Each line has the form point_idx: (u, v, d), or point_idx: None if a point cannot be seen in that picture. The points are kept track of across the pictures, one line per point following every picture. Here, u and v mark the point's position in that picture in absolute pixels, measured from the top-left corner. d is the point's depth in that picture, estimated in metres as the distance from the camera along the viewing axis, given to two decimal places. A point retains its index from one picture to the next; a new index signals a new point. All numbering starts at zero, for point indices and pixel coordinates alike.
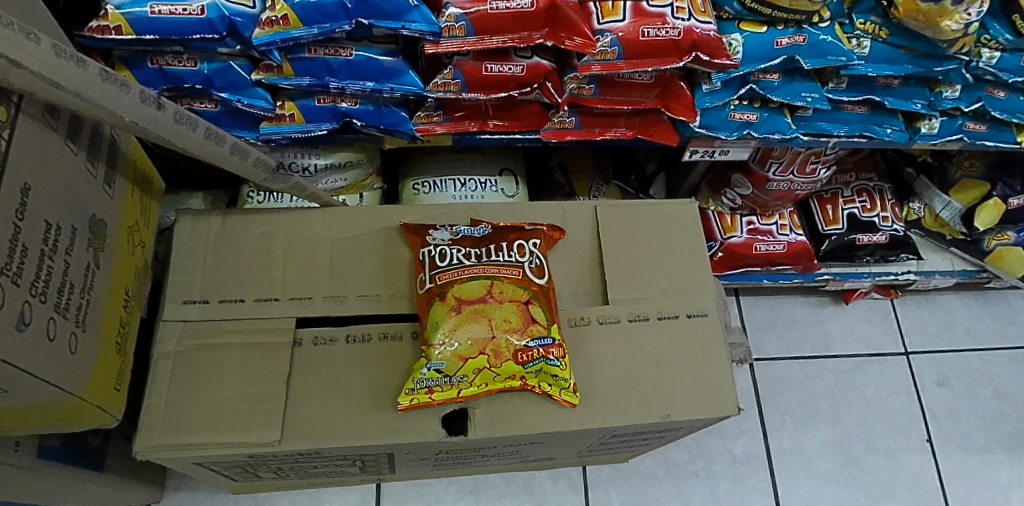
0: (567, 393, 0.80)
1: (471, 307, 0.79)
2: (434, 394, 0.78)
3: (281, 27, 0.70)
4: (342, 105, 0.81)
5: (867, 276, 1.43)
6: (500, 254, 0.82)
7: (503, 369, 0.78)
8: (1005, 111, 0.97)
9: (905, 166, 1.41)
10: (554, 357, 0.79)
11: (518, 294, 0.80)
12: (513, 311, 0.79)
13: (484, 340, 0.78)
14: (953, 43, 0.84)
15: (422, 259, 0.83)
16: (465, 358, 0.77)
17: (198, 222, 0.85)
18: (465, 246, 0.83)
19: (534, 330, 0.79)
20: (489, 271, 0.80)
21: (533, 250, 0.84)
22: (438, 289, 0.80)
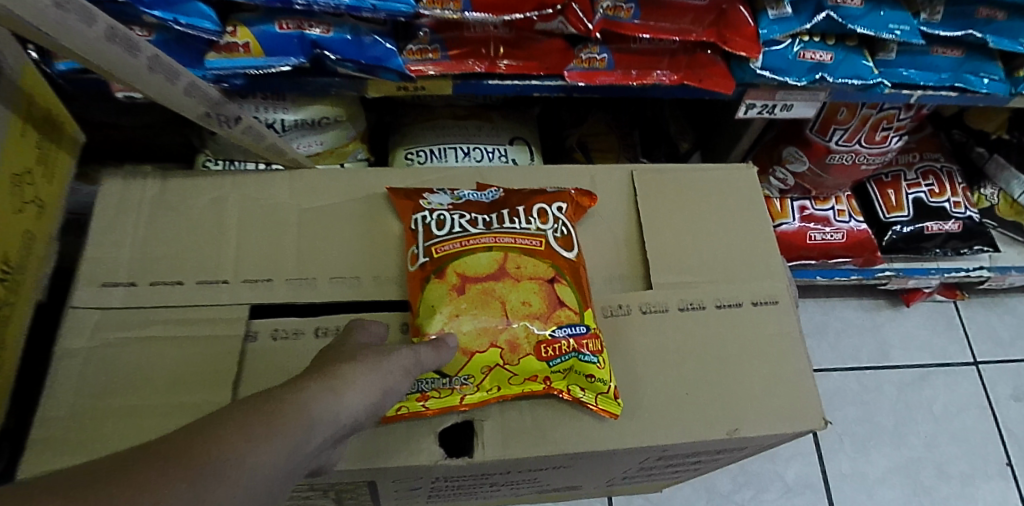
0: (603, 399, 0.61)
1: (480, 286, 0.60)
2: (429, 400, 0.59)
3: None
4: (311, 33, 0.63)
5: (935, 272, 1.24)
6: (516, 221, 0.64)
7: (520, 367, 0.59)
8: None
9: (975, 145, 1.22)
10: (587, 352, 0.61)
11: (540, 270, 0.62)
12: (535, 290, 0.61)
13: (496, 330, 0.59)
14: None
15: (414, 229, 0.65)
16: (471, 353, 0.59)
17: (130, 186, 0.67)
18: (470, 213, 0.65)
19: (563, 317, 0.61)
20: (502, 241, 0.62)
21: (558, 216, 0.66)
22: (435, 263, 0.62)
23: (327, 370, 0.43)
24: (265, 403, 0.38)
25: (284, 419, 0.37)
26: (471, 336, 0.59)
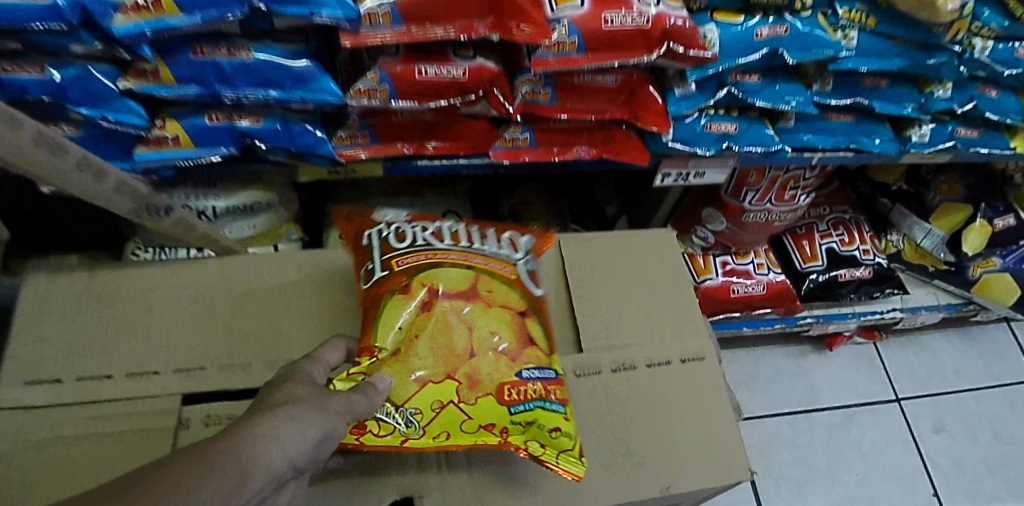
0: (569, 460, 0.57)
1: (449, 304, 0.61)
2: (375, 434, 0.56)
3: (153, 13, 0.55)
4: (240, 123, 0.65)
5: (852, 316, 1.32)
6: (484, 244, 0.66)
7: (476, 408, 0.58)
8: (999, 112, 0.91)
9: (880, 196, 1.33)
10: (552, 399, 0.60)
11: (509, 300, 0.64)
12: (507, 319, 0.62)
13: (460, 359, 0.60)
14: (949, 27, 0.75)
15: (369, 244, 0.66)
16: (427, 383, 0.58)
17: (56, 279, 0.67)
18: (432, 227, 0.67)
19: (531, 355, 0.62)
20: (473, 260, 0.64)
21: (528, 250, 0.68)
22: (396, 277, 0.63)
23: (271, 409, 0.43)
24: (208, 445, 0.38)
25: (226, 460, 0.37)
26: (434, 360, 0.59)
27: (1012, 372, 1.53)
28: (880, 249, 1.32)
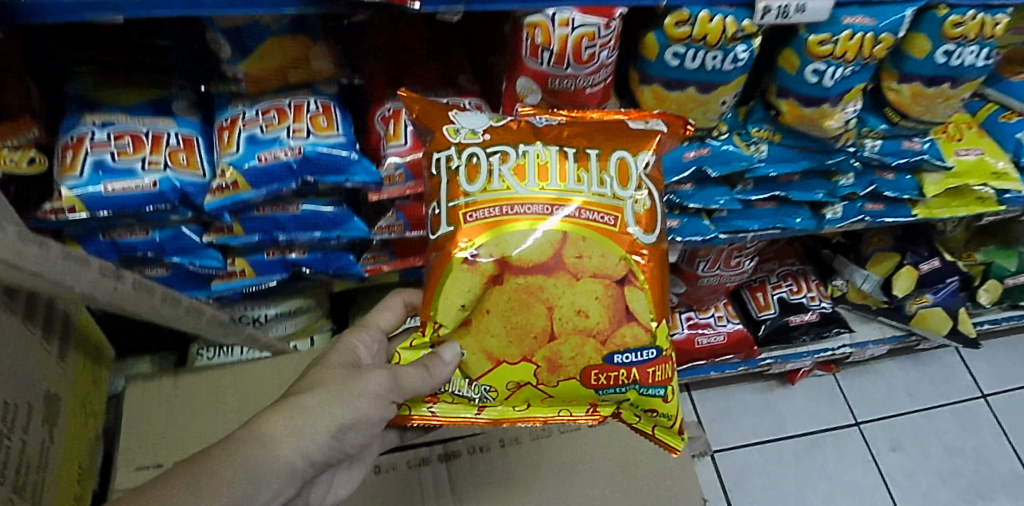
0: (660, 432, 0.73)
1: (531, 276, 0.66)
2: (455, 411, 0.70)
3: (232, 191, 0.75)
4: (290, 256, 0.86)
5: (806, 354, 1.51)
6: (580, 184, 0.68)
7: (556, 388, 0.69)
8: (896, 190, 1.10)
9: (822, 248, 1.51)
10: (649, 384, 0.69)
11: (605, 266, 0.67)
12: (597, 292, 0.66)
13: (542, 342, 0.66)
14: (838, 137, 0.94)
15: (438, 174, 0.70)
16: (500, 361, 0.68)
17: (150, 385, 0.87)
18: (512, 158, 0.68)
19: (629, 339, 0.67)
20: (557, 213, 0.67)
21: (643, 182, 0.70)
22: (467, 232, 0.66)
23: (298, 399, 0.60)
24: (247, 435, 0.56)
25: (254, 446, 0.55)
26: (514, 344, 0.67)
27: (961, 391, 1.69)
28: (826, 294, 1.51)
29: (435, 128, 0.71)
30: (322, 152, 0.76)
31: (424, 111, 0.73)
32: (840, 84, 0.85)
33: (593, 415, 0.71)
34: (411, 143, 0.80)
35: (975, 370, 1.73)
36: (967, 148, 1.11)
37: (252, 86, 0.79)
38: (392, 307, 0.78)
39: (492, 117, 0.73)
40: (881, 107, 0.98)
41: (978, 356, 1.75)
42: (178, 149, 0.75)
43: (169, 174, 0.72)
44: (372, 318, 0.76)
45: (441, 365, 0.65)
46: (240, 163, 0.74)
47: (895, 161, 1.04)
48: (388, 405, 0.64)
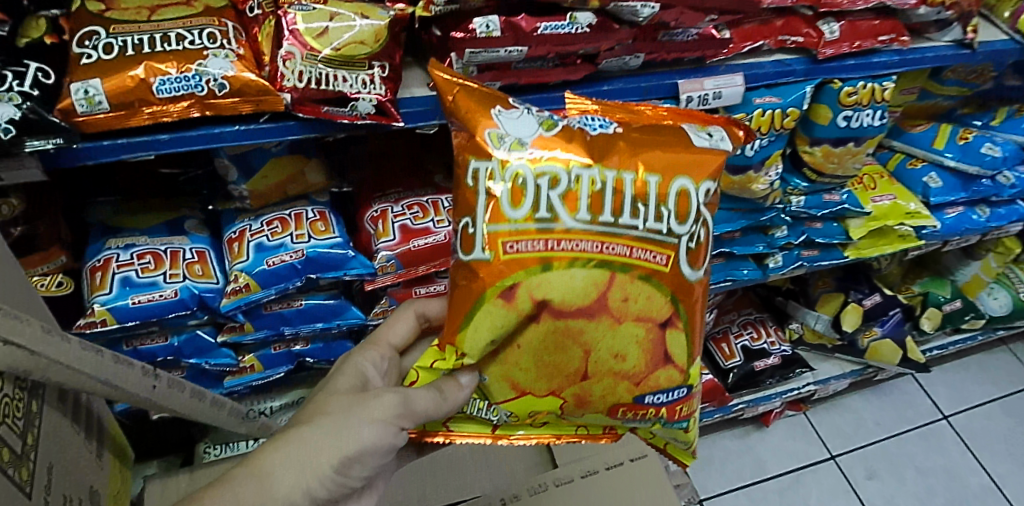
0: (671, 446, 0.79)
1: (577, 319, 0.63)
2: (470, 427, 0.73)
3: (244, 293, 0.84)
4: (296, 348, 0.95)
5: (775, 396, 1.59)
6: (638, 219, 0.63)
7: (580, 416, 0.70)
8: (826, 236, 1.23)
9: (775, 295, 1.64)
10: (673, 418, 0.71)
11: (654, 310, 0.65)
12: (639, 338, 0.65)
13: (575, 379, 0.66)
14: (766, 197, 1.08)
15: (474, 186, 0.64)
16: (524, 392, 0.68)
17: (168, 481, 0.93)
18: (562, 183, 0.63)
19: (663, 380, 0.68)
20: (607, 250, 0.63)
21: (701, 220, 0.67)
22: (506, 266, 0.62)
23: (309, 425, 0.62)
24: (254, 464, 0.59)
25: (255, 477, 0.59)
26: (543, 378, 0.66)
27: (924, 415, 1.80)
28: (785, 338, 1.61)
29: (476, 131, 0.64)
30: (322, 252, 0.86)
31: (460, 101, 0.66)
32: (760, 152, 1.01)
33: (609, 433, 0.76)
34: (399, 237, 0.91)
35: (934, 393, 1.84)
36: (881, 196, 1.24)
37: (257, 202, 0.90)
38: (404, 322, 0.78)
39: (541, 121, 0.66)
40: (800, 169, 1.13)
41: (936, 380, 1.87)
42: (193, 261, 0.86)
43: (188, 283, 0.83)
44: (383, 334, 0.77)
45: (455, 387, 0.66)
46: (250, 268, 0.84)
47: (820, 213, 1.17)
48: (396, 431, 0.64)
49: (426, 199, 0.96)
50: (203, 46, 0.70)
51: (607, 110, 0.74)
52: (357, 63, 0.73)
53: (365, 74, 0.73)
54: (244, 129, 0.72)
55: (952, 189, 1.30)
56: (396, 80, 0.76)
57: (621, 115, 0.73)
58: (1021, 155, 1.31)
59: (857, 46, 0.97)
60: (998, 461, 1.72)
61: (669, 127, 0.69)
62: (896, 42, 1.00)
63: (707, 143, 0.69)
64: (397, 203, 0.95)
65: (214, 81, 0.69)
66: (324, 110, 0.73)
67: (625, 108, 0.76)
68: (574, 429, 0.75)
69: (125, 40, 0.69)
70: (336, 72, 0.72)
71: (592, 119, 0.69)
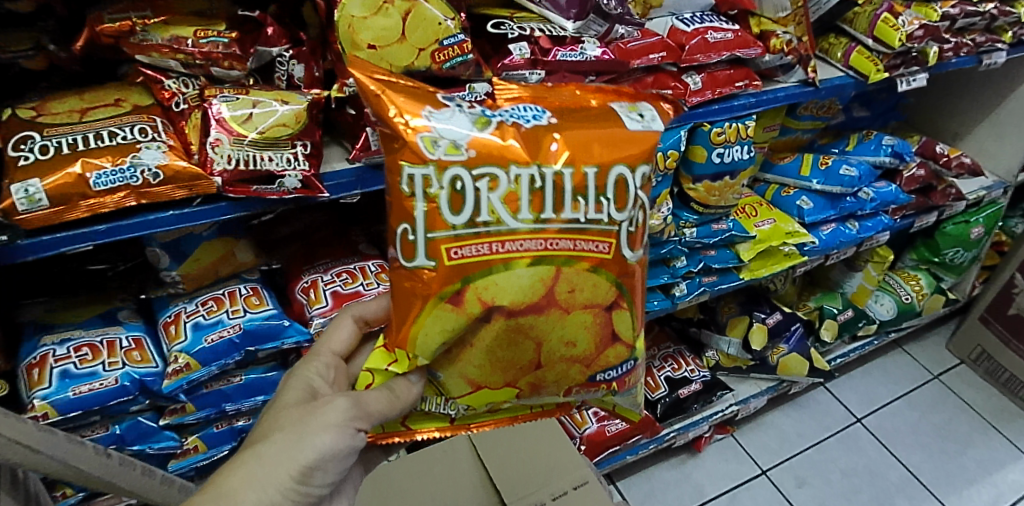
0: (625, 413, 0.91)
1: (527, 315, 0.71)
2: (429, 424, 0.86)
3: (185, 372, 0.86)
4: (238, 423, 0.98)
5: (703, 420, 1.66)
6: (580, 211, 0.71)
7: (533, 397, 0.81)
8: (721, 262, 1.36)
9: (689, 326, 1.74)
10: (622, 389, 0.83)
11: (598, 298, 0.74)
12: (587, 324, 0.74)
13: (528, 369, 0.76)
14: (662, 231, 1.21)
15: (409, 192, 0.69)
16: (481, 385, 0.77)
17: None
18: (502, 185, 0.69)
19: (611, 358, 0.79)
20: (550, 246, 0.70)
21: (640, 204, 0.74)
22: (451, 270, 0.70)
23: (267, 441, 0.69)
24: (223, 483, 0.66)
25: (226, 492, 0.65)
26: (498, 371, 0.75)
27: (839, 420, 1.89)
28: (703, 364, 1.70)
29: (410, 137, 0.68)
30: (258, 324, 0.90)
31: (386, 101, 0.70)
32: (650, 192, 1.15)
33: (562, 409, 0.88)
34: (332, 302, 0.96)
35: (845, 400, 1.95)
36: (762, 220, 1.41)
37: (190, 285, 0.94)
38: (345, 329, 0.85)
39: (475, 119, 0.71)
40: (687, 203, 1.27)
41: (845, 387, 1.98)
42: (131, 348, 0.88)
43: (127, 369, 0.85)
44: (327, 344, 0.84)
45: (405, 386, 0.77)
46: (190, 348, 0.87)
47: (711, 240, 1.31)
48: (353, 433, 0.71)
49: (353, 266, 1.03)
50: (135, 140, 0.77)
51: (537, 94, 0.78)
52: (280, 143, 0.81)
53: (289, 153, 0.81)
54: (178, 214, 0.78)
55: (822, 208, 1.47)
56: (318, 155, 0.84)
57: (553, 99, 0.78)
58: (874, 172, 1.51)
59: (718, 93, 1.13)
60: (911, 452, 1.82)
61: (599, 111, 0.75)
62: (751, 87, 1.18)
63: (640, 125, 0.75)
64: (326, 273, 1.01)
65: (148, 171, 0.75)
66: (254, 189, 0.79)
67: (557, 92, 0.80)
68: (528, 411, 0.87)
69: (59, 141, 0.74)
70: (262, 152, 0.80)
71: (524, 108, 0.74)
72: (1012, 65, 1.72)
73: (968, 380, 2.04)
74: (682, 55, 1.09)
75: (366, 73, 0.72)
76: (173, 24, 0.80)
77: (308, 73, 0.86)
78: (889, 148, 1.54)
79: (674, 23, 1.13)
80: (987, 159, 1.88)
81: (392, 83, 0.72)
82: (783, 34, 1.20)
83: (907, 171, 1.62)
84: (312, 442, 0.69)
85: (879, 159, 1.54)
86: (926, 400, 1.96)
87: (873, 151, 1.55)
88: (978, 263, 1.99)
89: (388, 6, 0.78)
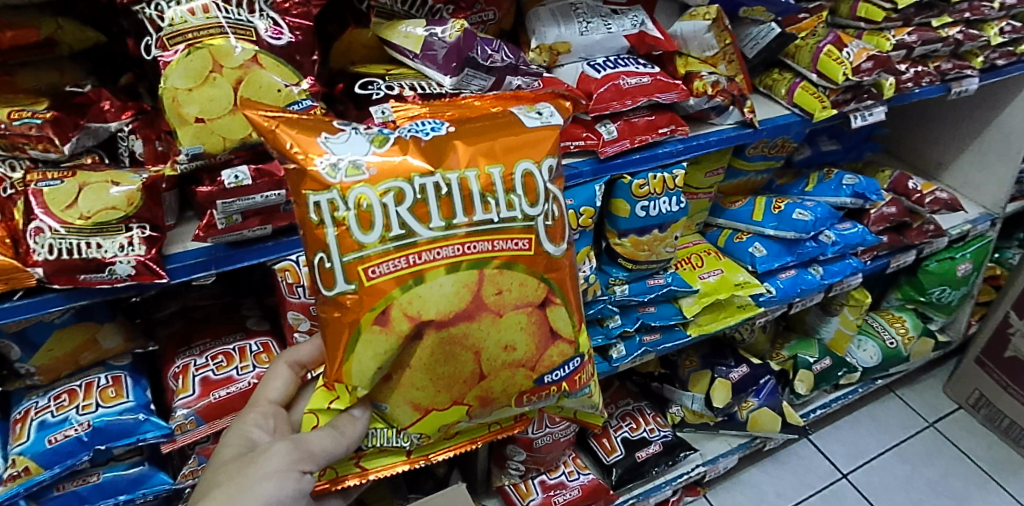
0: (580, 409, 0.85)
1: (459, 324, 0.64)
2: (386, 459, 0.75)
3: (24, 476, 0.80)
4: None
5: (665, 485, 1.55)
6: (493, 209, 0.65)
7: (491, 413, 0.72)
8: (662, 319, 1.27)
9: (651, 381, 1.63)
10: (575, 387, 0.75)
11: (533, 294, 0.68)
12: (522, 324, 0.67)
13: (474, 383, 0.68)
14: (586, 291, 1.12)
15: (318, 219, 0.62)
16: (430, 410, 0.69)
17: None
18: (409, 197, 0.63)
19: (555, 358, 0.71)
20: (469, 250, 0.64)
21: (550, 195, 0.70)
22: (374, 292, 0.62)
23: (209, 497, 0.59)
24: None
25: None
26: (442, 391, 0.68)
27: (822, 476, 1.74)
28: (666, 422, 1.59)
29: (306, 164, 0.62)
30: (110, 420, 0.83)
31: (282, 135, 0.64)
32: None
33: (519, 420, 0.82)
34: (199, 390, 0.89)
35: (830, 454, 1.80)
36: (708, 272, 1.31)
37: (45, 377, 0.86)
38: (279, 377, 0.79)
39: (372, 138, 0.66)
40: (616, 259, 1.18)
41: (830, 439, 1.83)
42: None
43: None
44: (262, 393, 0.77)
45: (350, 422, 0.69)
46: (31, 449, 0.80)
47: (646, 297, 1.21)
48: (300, 475, 0.63)
49: (232, 346, 0.96)
50: None
51: (436, 111, 0.73)
52: (111, 227, 0.73)
53: (124, 238, 0.73)
54: None
55: (777, 255, 1.36)
56: (161, 238, 0.76)
57: (451, 112, 0.73)
58: (835, 214, 1.39)
59: (638, 142, 1.04)
60: None
61: (498, 117, 0.71)
62: (678, 133, 1.07)
63: (538, 122, 0.72)
64: (201, 356, 0.94)
65: None
66: (81, 278, 0.72)
67: (454, 104, 0.76)
68: (487, 431, 0.81)
69: None
70: (88, 239, 0.71)
71: (424, 122, 0.69)
72: (989, 89, 1.60)
73: (967, 427, 1.89)
74: (590, 104, 1.00)
75: (254, 111, 0.66)
76: None
77: (150, 148, 0.79)
78: (849, 188, 1.42)
79: (584, 69, 1.04)
80: (971, 190, 1.74)
81: (286, 118, 0.66)
82: (708, 76, 1.10)
83: (875, 210, 1.49)
84: (254, 491, 0.59)
85: (840, 200, 1.43)
86: (919, 451, 1.81)
87: (834, 191, 1.43)
88: (970, 301, 1.84)
89: (215, 76, 0.71)
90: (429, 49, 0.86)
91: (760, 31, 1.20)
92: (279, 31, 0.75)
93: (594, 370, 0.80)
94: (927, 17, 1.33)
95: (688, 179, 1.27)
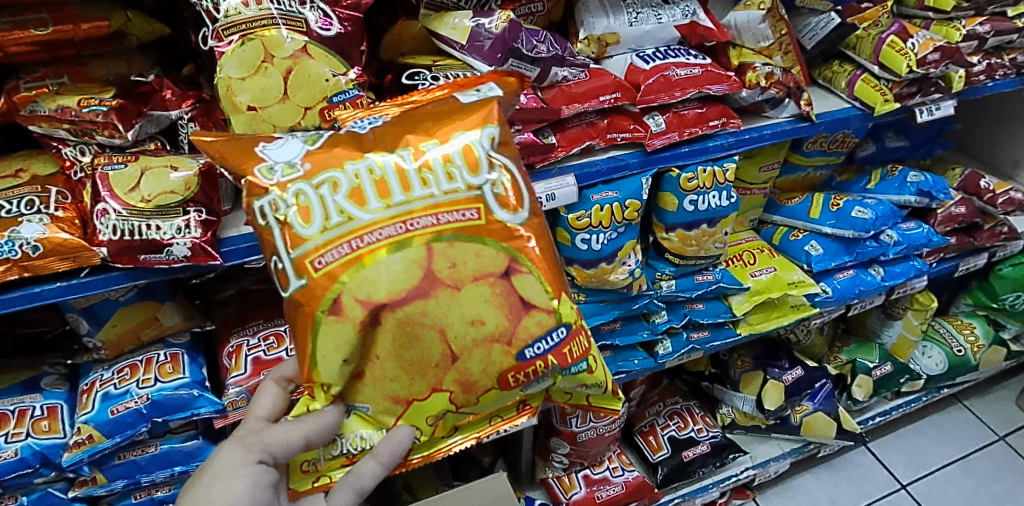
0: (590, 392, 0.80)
1: (411, 303, 0.63)
2: None
3: (88, 444, 0.85)
4: (157, 494, 0.98)
5: (713, 486, 1.51)
6: (432, 184, 0.65)
7: (481, 402, 0.69)
8: (710, 316, 1.24)
9: (701, 380, 1.60)
10: (569, 361, 0.70)
11: (490, 266, 0.66)
12: (486, 296, 0.66)
13: (447, 362, 0.66)
14: (631, 285, 1.10)
15: (265, 223, 0.65)
16: (410, 402, 0.68)
17: None
18: (344, 185, 0.64)
19: (534, 328, 0.67)
20: (412, 227, 0.64)
21: (497, 163, 0.70)
22: (324, 280, 0.63)
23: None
24: None
25: None
26: (416, 378, 0.66)
27: (879, 486, 1.66)
28: (714, 422, 1.55)
29: (245, 173, 0.66)
30: (167, 394, 0.87)
31: (228, 151, 0.68)
32: (610, 244, 1.04)
33: (526, 409, 0.78)
34: (251, 369, 0.93)
35: (889, 463, 1.72)
36: (760, 270, 1.27)
37: (110, 351, 0.92)
38: (268, 393, 0.71)
39: (305, 140, 0.69)
40: (663, 254, 1.16)
41: (890, 448, 1.75)
42: (41, 418, 0.88)
43: (30, 441, 0.85)
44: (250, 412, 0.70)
45: (319, 419, 0.67)
46: (94, 418, 0.85)
47: (694, 293, 1.19)
48: (254, 465, 0.64)
49: (283, 328, 0.99)
50: (18, 213, 0.75)
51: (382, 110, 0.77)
52: (170, 211, 0.76)
53: (180, 220, 0.76)
54: (65, 286, 0.76)
55: (835, 254, 1.31)
56: (216, 222, 0.79)
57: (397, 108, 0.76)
58: (898, 212, 1.33)
59: (688, 134, 1.02)
60: None
61: (435, 104, 0.73)
62: (728, 125, 1.05)
63: (473, 99, 0.74)
64: (252, 337, 0.97)
65: (27, 244, 0.72)
66: (143, 258, 0.76)
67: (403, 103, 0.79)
68: (489, 423, 0.77)
69: None
70: (149, 221, 0.75)
71: (363, 120, 0.72)
72: None
73: None
74: (638, 95, 0.99)
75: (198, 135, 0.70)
76: (62, 95, 0.80)
77: None
78: (914, 186, 1.35)
79: (632, 60, 1.03)
80: None
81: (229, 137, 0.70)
82: (762, 67, 1.06)
83: (942, 209, 1.41)
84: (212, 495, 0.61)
85: (903, 198, 1.36)
86: (987, 465, 1.71)
87: (898, 189, 1.36)
88: None
89: (267, 65, 0.73)
90: (476, 40, 0.87)
91: (820, 21, 1.16)
92: (329, 22, 0.77)
93: (592, 340, 0.74)
94: (1002, 6, 1.26)
95: (740, 173, 1.23)
